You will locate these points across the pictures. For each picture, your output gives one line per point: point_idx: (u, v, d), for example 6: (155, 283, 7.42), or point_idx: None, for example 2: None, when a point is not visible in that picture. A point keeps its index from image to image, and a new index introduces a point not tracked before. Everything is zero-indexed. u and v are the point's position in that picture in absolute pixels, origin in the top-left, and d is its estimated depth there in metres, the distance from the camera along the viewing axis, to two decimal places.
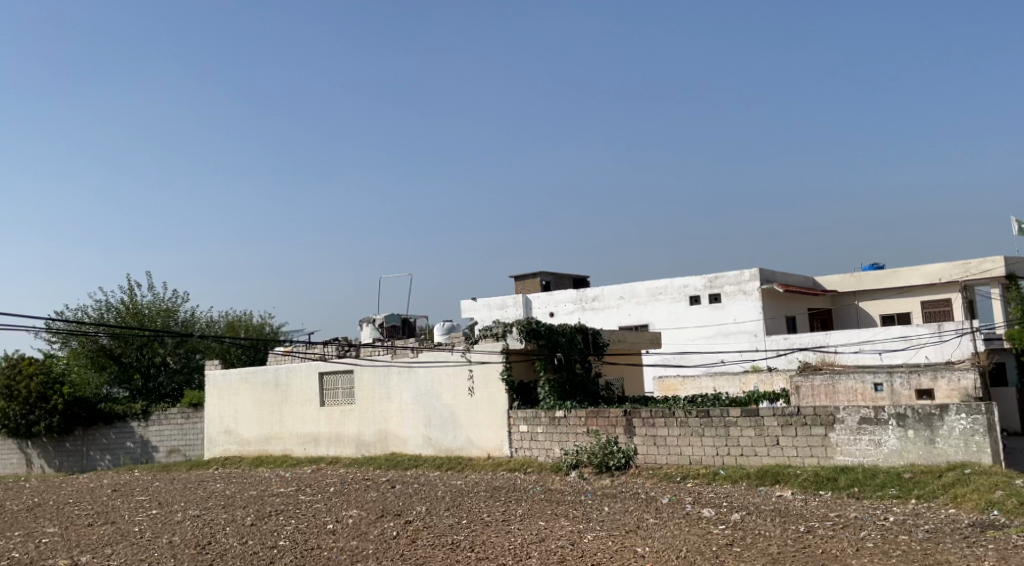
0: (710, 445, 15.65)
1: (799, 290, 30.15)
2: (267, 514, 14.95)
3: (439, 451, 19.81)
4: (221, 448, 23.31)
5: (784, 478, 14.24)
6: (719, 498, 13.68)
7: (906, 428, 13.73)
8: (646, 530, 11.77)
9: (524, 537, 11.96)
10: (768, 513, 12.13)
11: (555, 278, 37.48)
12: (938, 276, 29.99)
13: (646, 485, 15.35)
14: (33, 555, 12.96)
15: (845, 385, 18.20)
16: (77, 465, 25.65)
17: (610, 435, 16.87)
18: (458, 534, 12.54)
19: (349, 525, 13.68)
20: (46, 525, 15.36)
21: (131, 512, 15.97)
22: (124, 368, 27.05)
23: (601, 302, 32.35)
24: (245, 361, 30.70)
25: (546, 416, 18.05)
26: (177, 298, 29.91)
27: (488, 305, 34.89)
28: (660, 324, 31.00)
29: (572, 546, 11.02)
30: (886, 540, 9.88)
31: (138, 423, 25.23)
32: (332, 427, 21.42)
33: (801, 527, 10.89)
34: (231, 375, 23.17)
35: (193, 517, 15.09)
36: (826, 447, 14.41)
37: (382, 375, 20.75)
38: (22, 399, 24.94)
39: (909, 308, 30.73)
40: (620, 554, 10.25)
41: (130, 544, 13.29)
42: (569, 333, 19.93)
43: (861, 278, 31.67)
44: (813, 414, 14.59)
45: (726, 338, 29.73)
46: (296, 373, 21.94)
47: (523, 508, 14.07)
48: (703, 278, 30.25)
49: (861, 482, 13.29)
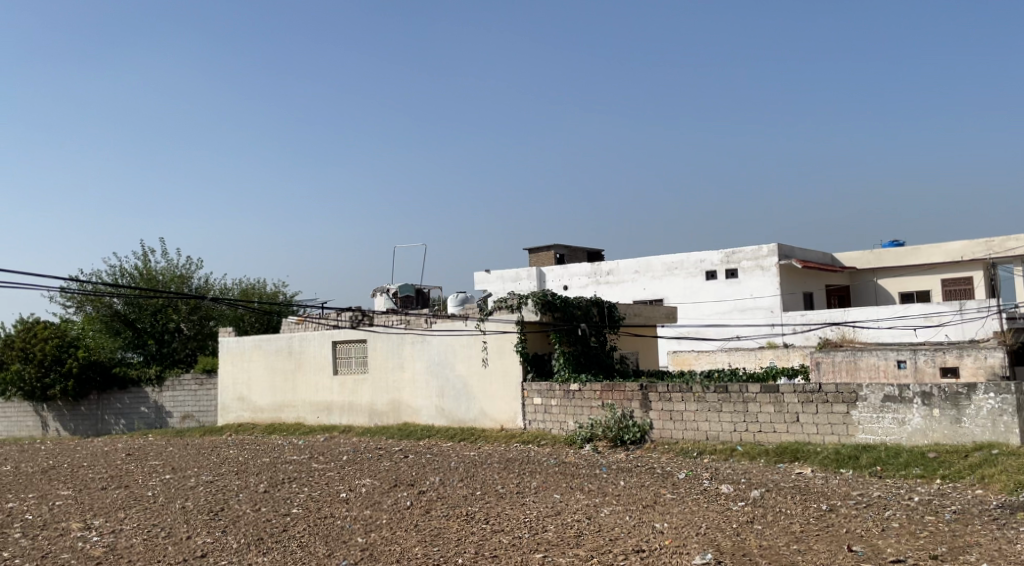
0: (727, 420, 15.46)
1: (818, 267, 29.76)
2: (280, 481, 14.89)
3: (451, 422, 19.71)
4: (234, 415, 23.26)
5: (803, 456, 14.06)
6: (736, 474, 13.52)
7: (932, 407, 13.49)
8: (664, 505, 11.61)
9: (540, 510, 11.81)
10: (788, 490, 11.94)
11: (570, 251, 37.36)
12: (960, 254, 29.87)
13: (662, 459, 15.20)
14: (46, 518, 12.91)
15: (867, 361, 18.02)
16: (92, 429, 25.74)
17: (625, 409, 16.71)
18: (473, 505, 12.43)
19: (362, 494, 13.57)
20: (59, 487, 15.35)
21: (145, 477, 15.94)
22: (138, 334, 26.95)
23: (616, 275, 32.16)
24: (259, 329, 30.63)
25: (561, 389, 17.89)
26: (191, 265, 29.84)
27: (501, 277, 34.64)
28: (675, 299, 30.79)
29: (589, 521, 10.86)
30: (912, 521, 9.67)
31: (152, 389, 25.22)
32: (344, 396, 21.34)
33: (823, 505, 10.71)
34: (245, 342, 23.07)
35: (207, 483, 15.05)
36: (847, 425, 14.21)
37: (395, 344, 20.63)
38: (36, 361, 25.03)
39: (929, 287, 30.30)
40: (639, 530, 10.07)
41: (143, 508, 13.22)
42: (584, 305, 19.71)
43: (881, 254, 31.53)
44: (834, 391, 14.36)
45: (742, 313, 29.51)
46: (309, 341, 21.84)
47: (538, 480, 13.94)
48: (720, 254, 29.95)
49: (882, 462, 13.09)
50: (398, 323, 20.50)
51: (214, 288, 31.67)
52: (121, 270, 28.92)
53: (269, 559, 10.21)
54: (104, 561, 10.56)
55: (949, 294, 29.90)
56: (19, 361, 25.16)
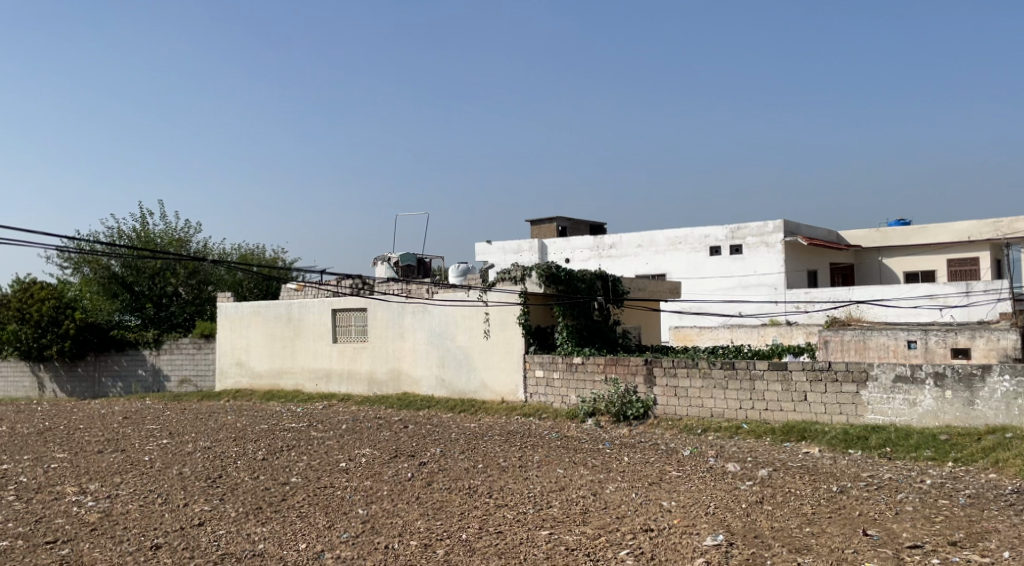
0: (733, 397, 15.27)
1: (823, 245, 29.49)
2: (279, 449, 14.69)
3: (452, 393, 19.50)
4: (232, 380, 23.07)
5: (810, 436, 13.88)
6: (743, 452, 13.32)
7: (944, 388, 13.26)
8: (670, 483, 11.42)
9: (544, 485, 11.62)
10: (796, 470, 11.76)
11: (572, 224, 37.13)
12: (967, 235, 29.57)
13: (665, 436, 15.03)
14: (41, 481, 12.71)
15: (876, 341, 17.74)
16: (89, 391, 25.58)
17: (629, 384, 16.51)
18: (475, 478, 12.23)
19: (363, 464, 13.38)
20: (55, 449, 15.14)
21: (142, 441, 15.74)
22: (136, 297, 26.61)
23: (619, 249, 31.89)
24: (258, 294, 30.38)
25: (563, 362, 17.67)
26: (190, 229, 29.55)
27: (502, 249, 34.33)
28: (678, 274, 30.56)
29: (595, 497, 10.66)
30: (926, 505, 9.46)
31: (149, 352, 25.03)
32: (343, 364, 21.13)
33: (833, 486, 10.50)
34: (243, 308, 22.82)
35: (205, 449, 14.86)
36: (857, 405, 14.01)
37: (395, 314, 20.39)
38: (33, 322, 24.77)
39: (935, 267, 29.96)
40: (646, 508, 9.84)
41: (139, 474, 13.02)
42: (588, 279, 19.48)
43: (887, 234, 31.48)
44: (844, 369, 14.14)
45: (745, 290, 29.30)
46: (309, 308, 21.59)
47: (540, 454, 13.75)
48: (725, 229, 29.67)
49: (893, 443, 12.89)
50: (399, 292, 20.24)
51: (213, 253, 31.42)
52: (119, 232, 28.64)
53: (268, 529, 9.99)
54: (99, 527, 10.34)
55: (955, 274, 29.63)
56: (15, 321, 24.90)
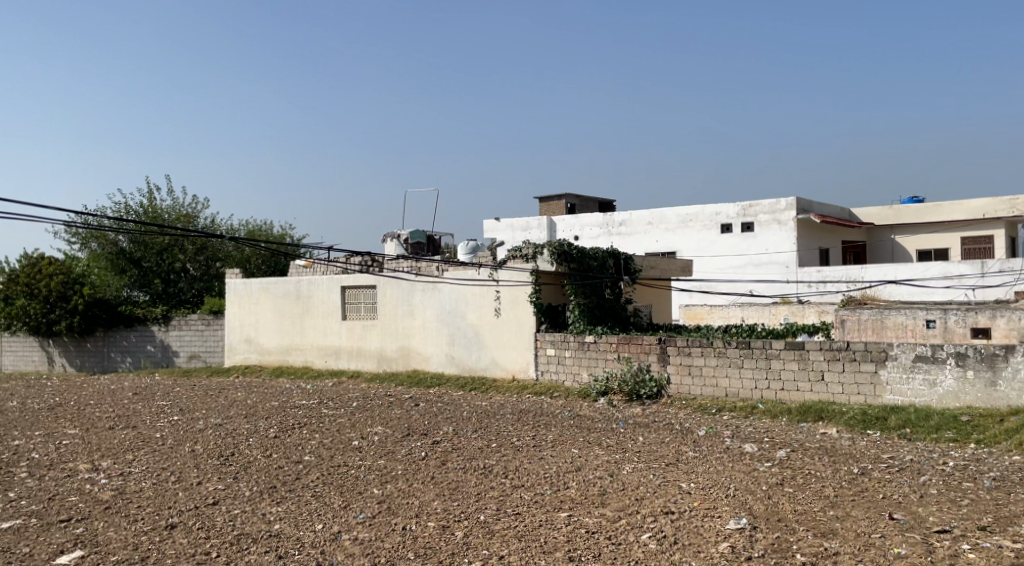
0: (749, 377, 15.15)
1: (835, 223, 29.26)
2: (291, 427, 14.60)
3: (462, 371, 19.41)
4: (241, 356, 23.01)
5: (828, 416, 13.74)
6: (759, 433, 13.21)
7: (966, 368, 13.10)
8: (687, 463, 11.30)
9: (559, 465, 11.51)
10: (815, 451, 11.63)
11: (581, 201, 36.96)
12: (983, 212, 29.23)
13: (679, 415, 14.92)
14: (53, 458, 12.65)
15: (894, 321, 17.76)
16: (99, 365, 25.56)
17: (642, 363, 16.40)
18: (490, 458, 12.14)
19: (375, 443, 13.29)
20: (66, 426, 15.09)
21: (153, 418, 15.67)
22: (144, 273, 26.72)
23: (628, 227, 31.70)
24: (267, 271, 30.28)
25: (575, 340, 17.55)
26: (198, 205, 29.47)
27: (511, 226, 34.14)
28: (688, 252, 30.40)
29: (613, 478, 10.55)
30: (951, 488, 9.34)
31: (158, 327, 24.97)
32: (353, 341, 21.05)
33: (854, 468, 10.36)
34: (252, 285, 22.72)
35: (216, 426, 14.78)
36: (875, 385, 13.88)
37: (405, 291, 20.26)
38: (42, 297, 24.69)
39: (948, 245, 29.76)
40: (664, 490, 9.72)
41: (151, 451, 12.95)
42: (600, 256, 19.31)
43: (900, 211, 31.13)
44: (863, 350, 13.99)
45: (756, 268, 29.11)
46: (318, 286, 21.48)
47: (554, 434, 13.64)
48: (736, 207, 29.43)
49: (913, 424, 12.76)
50: (409, 270, 20.11)
51: (221, 229, 31.36)
52: (127, 207, 28.56)
53: (284, 509, 9.91)
54: (113, 506, 10.26)
55: (968, 252, 29.42)
56: (24, 296, 24.81)
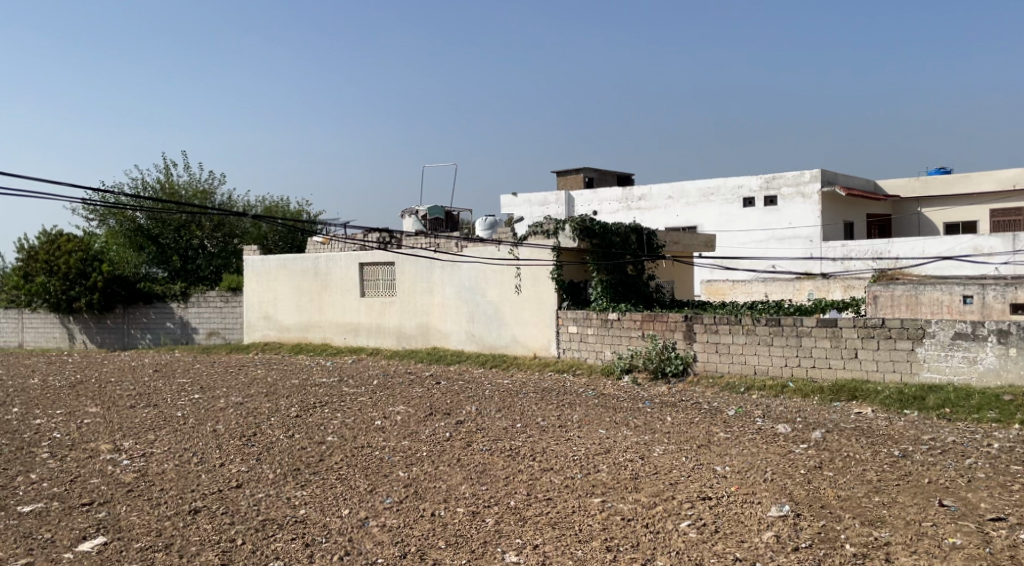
0: (778, 354, 14.80)
1: (861, 195, 28.76)
2: (312, 405, 14.37)
3: (482, 348, 19.16)
4: (260, 332, 22.81)
5: (862, 395, 13.42)
6: (790, 413, 12.88)
7: (1008, 346, 12.72)
8: (720, 446, 10.96)
9: (588, 447, 11.23)
10: (851, 432, 11.29)
11: (599, 175, 36.58)
12: (1012, 183, 28.62)
13: (707, 394, 14.61)
14: (74, 437, 12.48)
15: (929, 296, 17.36)
16: (118, 342, 25.45)
17: (667, 340, 16.04)
18: (516, 439, 11.86)
19: (398, 423, 13.01)
20: (87, 404, 14.92)
21: (174, 396, 15.48)
22: (162, 249, 26.61)
23: (648, 202, 31.32)
24: (284, 247, 30.14)
25: (598, 318, 17.23)
26: (214, 180, 29.27)
27: (528, 200, 33.77)
28: (710, 227, 29.98)
29: (643, 461, 10.25)
30: (998, 471, 9.00)
31: (177, 305, 24.82)
32: (372, 318, 20.82)
33: (895, 450, 10.02)
34: (270, 261, 22.47)
35: (237, 405, 14.55)
36: (911, 362, 13.51)
37: (424, 268, 19.98)
38: (61, 274, 24.55)
39: (977, 217, 29.28)
40: (698, 474, 9.43)
41: (173, 431, 12.74)
42: (622, 232, 19.06)
43: (927, 182, 30.40)
44: (899, 327, 13.62)
45: (780, 243, 28.68)
46: (336, 262, 21.23)
47: (580, 414, 13.33)
48: (759, 180, 28.93)
49: (952, 403, 12.42)
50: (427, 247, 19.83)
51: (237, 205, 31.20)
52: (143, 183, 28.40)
53: (308, 493, 9.68)
54: (136, 489, 10.08)
55: (998, 225, 28.80)
56: (43, 273, 24.68)
